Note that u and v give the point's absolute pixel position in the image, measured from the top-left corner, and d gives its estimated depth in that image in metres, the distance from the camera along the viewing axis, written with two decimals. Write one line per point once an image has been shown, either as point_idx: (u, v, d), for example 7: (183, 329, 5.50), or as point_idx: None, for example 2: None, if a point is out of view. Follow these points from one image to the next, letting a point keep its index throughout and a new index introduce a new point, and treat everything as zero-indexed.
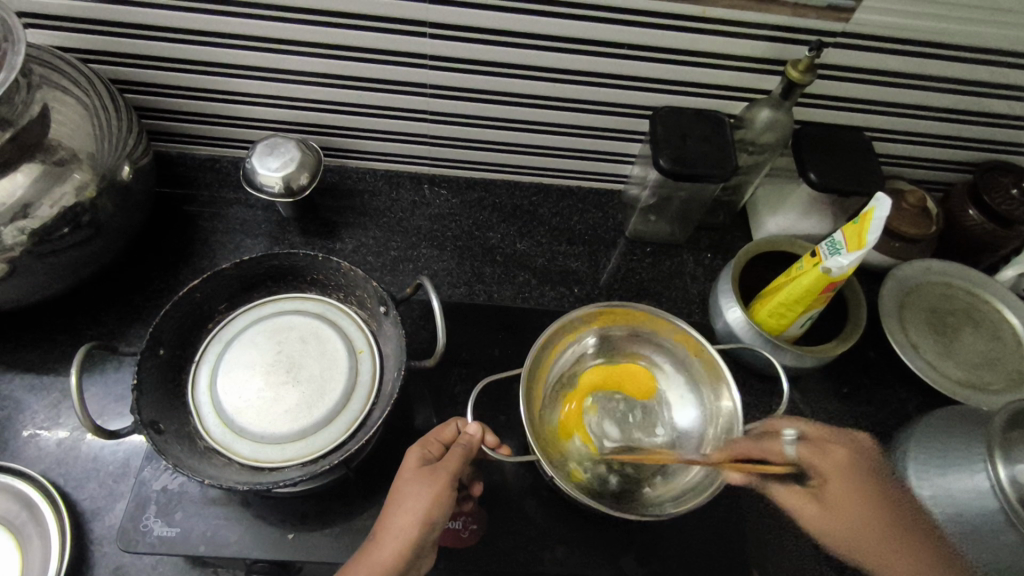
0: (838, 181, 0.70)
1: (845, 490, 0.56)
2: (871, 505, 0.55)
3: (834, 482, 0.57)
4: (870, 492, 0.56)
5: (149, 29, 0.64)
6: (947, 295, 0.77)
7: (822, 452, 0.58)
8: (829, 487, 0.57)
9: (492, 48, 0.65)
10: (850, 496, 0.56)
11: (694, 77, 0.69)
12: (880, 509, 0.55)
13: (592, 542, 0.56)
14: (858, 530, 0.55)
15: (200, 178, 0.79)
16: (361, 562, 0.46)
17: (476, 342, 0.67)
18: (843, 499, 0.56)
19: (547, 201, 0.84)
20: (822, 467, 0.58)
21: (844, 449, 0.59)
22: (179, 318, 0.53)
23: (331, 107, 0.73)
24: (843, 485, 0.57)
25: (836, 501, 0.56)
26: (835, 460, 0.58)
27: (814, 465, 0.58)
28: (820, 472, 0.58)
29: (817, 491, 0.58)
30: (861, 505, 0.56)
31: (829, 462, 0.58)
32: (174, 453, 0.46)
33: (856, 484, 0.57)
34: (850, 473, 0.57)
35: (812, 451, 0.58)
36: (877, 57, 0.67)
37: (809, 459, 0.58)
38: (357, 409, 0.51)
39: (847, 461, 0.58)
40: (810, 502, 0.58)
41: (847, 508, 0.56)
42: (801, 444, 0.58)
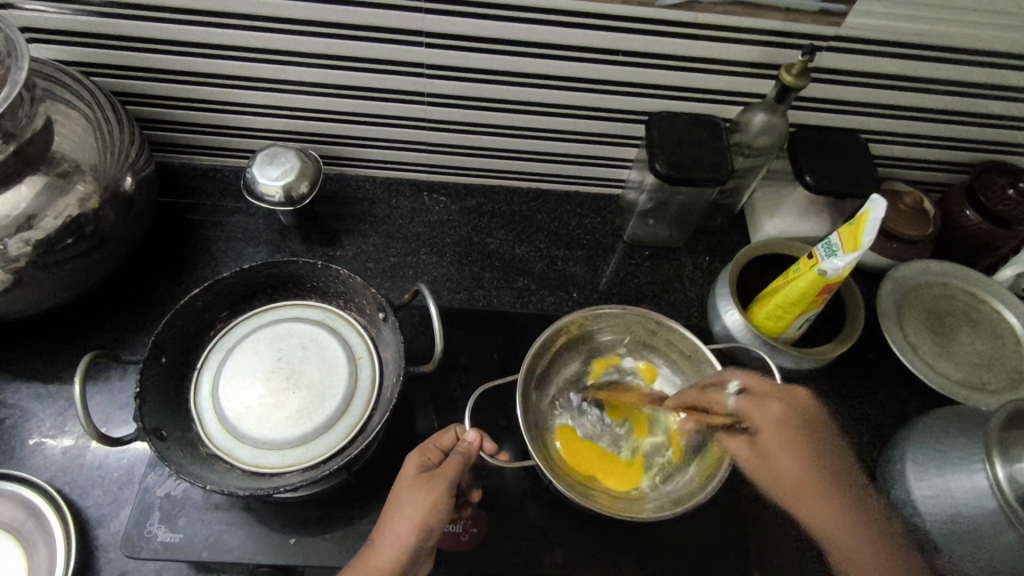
0: (834, 183, 0.70)
1: (779, 442, 0.57)
2: (809, 467, 0.56)
3: (769, 431, 0.57)
4: (807, 449, 0.57)
5: (150, 42, 0.65)
6: (946, 295, 0.77)
7: (760, 406, 0.57)
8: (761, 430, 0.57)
9: (488, 56, 0.66)
10: (786, 449, 0.56)
11: (689, 82, 0.70)
12: (806, 461, 0.56)
13: (591, 545, 0.57)
14: (802, 481, 0.55)
15: (202, 187, 0.80)
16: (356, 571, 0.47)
17: (475, 347, 0.67)
18: (776, 449, 0.56)
19: (546, 206, 0.85)
20: (757, 419, 0.57)
21: (785, 400, 0.58)
22: (181, 326, 0.53)
23: (330, 117, 0.74)
24: (781, 436, 0.57)
25: (774, 452, 0.57)
26: (770, 415, 0.57)
27: (754, 417, 0.57)
28: (757, 421, 0.57)
29: (755, 440, 0.58)
30: (794, 459, 0.56)
31: (769, 416, 0.57)
32: (177, 459, 0.47)
33: (795, 436, 0.57)
34: (791, 422, 0.57)
35: (751, 404, 0.58)
36: (871, 60, 0.67)
37: (748, 411, 0.58)
38: (357, 415, 0.52)
39: (784, 413, 0.57)
40: (744, 444, 0.58)
41: (787, 457, 0.56)
42: (744, 398, 0.58)
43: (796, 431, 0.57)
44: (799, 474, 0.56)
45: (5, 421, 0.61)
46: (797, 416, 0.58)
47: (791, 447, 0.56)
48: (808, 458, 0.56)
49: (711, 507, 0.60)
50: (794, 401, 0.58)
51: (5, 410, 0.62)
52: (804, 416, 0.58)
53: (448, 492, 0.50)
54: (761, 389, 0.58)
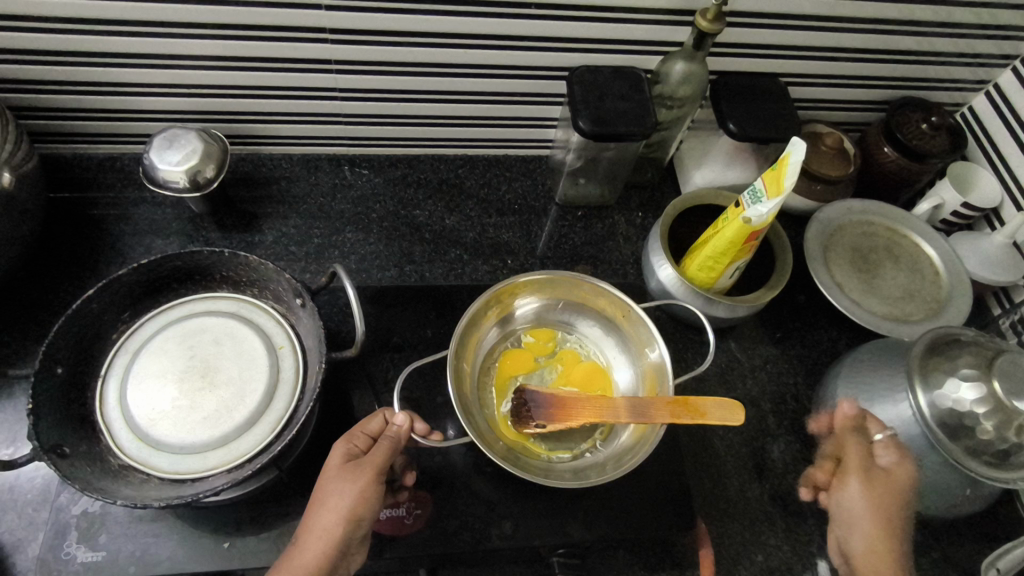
0: (756, 128, 0.70)
1: (869, 496, 0.56)
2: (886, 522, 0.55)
3: (859, 490, 0.57)
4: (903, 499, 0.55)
5: (14, 20, 0.58)
6: (867, 233, 0.79)
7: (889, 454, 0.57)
8: (854, 486, 0.57)
9: (397, 17, 0.63)
10: (882, 510, 0.55)
11: (606, 33, 0.68)
12: (880, 514, 0.55)
13: (538, 513, 0.56)
14: (878, 546, 0.55)
15: (99, 179, 0.74)
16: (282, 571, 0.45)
17: (408, 325, 0.65)
18: (875, 503, 0.55)
19: (474, 172, 0.83)
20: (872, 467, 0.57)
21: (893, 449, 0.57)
22: (76, 332, 0.49)
23: (233, 93, 0.69)
24: (873, 490, 0.56)
25: (870, 507, 0.56)
26: (878, 468, 0.57)
27: (889, 464, 0.56)
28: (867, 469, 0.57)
29: (857, 488, 0.57)
30: (871, 512, 0.55)
31: (890, 461, 0.56)
32: (83, 476, 0.44)
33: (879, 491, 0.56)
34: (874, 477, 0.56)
35: (891, 447, 0.57)
36: (783, 1, 0.67)
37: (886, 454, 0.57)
38: (282, 408, 0.49)
39: (875, 474, 0.56)
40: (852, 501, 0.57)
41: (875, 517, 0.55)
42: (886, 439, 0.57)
43: (884, 492, 0.56)
44: (876, 532, 0.55)
45: None
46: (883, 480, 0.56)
47: (895, 503, 0.56)
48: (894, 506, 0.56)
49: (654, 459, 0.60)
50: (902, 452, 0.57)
51: None
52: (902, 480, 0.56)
53: (376, 478, 0.48)
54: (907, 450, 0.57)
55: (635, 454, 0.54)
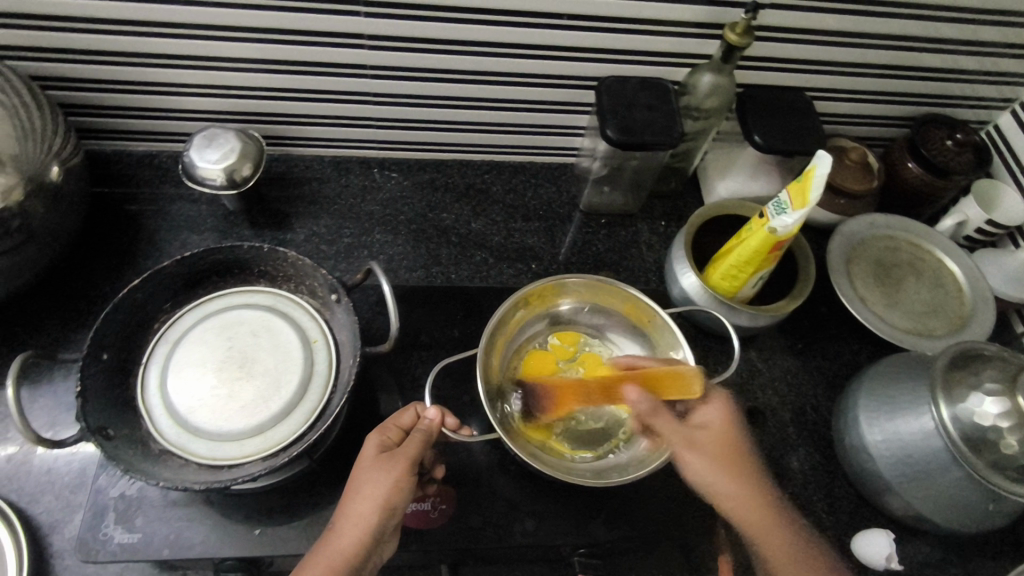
0: (782, 140, 0.71)
1: (728, 441, 0.55)
2: (747, 466, 0.55)
3: (721, 431, 0.56)
4: (747, 451, 0.56)
5: (68, 21, 0.61)
6: (890, 247, 0.79)
7: (711, 407, 0.57)
8: (715, 435, 0.55)
9: (432, 24, 0.64)
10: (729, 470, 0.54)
11: (636, 44, 0.69)
12: (746, 459, 0.55)
13: (561, 512, 0.57)
14: (742, 495, 0.53)
15: (138, 175, 0.76)
16: (318, 556, 0.46)
17: (435, 325, 0.66)
18: (724, 453, 0.55)
19: (500, 178, 0.84)
20: (706, 419, 0.57)
21: (732, 409, 0.58)
22: (121, 320, 0.51)
23: (270, 94, 0.71)
24: (729, 438, 0.56)
25: (721, 453, 0.55)
26: (720, 418, 0.57)
27: (705, 419, 0.57)
28: (716, 420, 0.57)
29: (701, 439, 0.55)
30: (737, 456, 0.55)
31: (717, 419, 0.57)
32: (127, 458, 0.45)
33: (739, 440, 0.56)
34: (736, 429, 0.56)
35: (704, 407, 0.57)
36: (811, 16, 0.68)
37: (702, 412, 0.57)
38: (315, 399, 0.51)
39: (734, 422, 0.57)
40: (693, 445, 0.54)
41: (730, 462, 0.54)
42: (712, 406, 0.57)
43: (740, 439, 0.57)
44: (741, 477, 0.54)
45: None
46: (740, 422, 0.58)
47: (736, 454, 0.55)
48: (748, 456, 0.56)
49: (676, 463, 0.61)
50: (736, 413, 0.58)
51: None
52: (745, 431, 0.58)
53: (410, 469, 0.49)
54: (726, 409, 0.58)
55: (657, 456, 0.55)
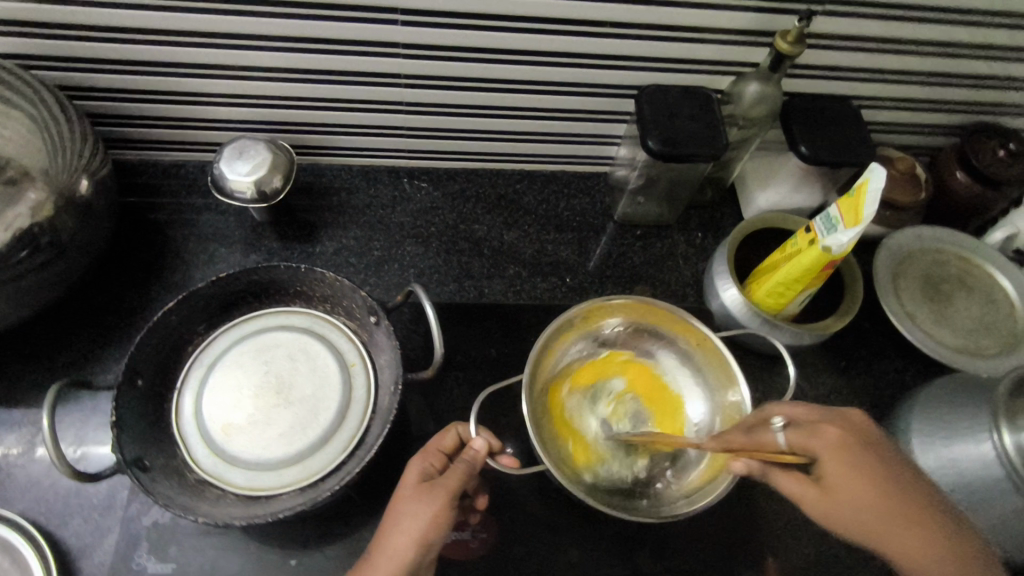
0: (831, 153, 0.69)
1: (851, 477, 0.44)
2: (889, 501, 0.43)
3: (835, 469, 0.44)
4: (879, 473, 0.44)
5: (100, 31, 0.60)
6: (939, 262, 0.77)
7: (811, 435, 0.46)
8: (832, 473, 0.44)
9: (469, 33, 0.62)
10: (872, 486, 0.43)
11: (680, 52, 0.67)
12: (886, 491, 0.43)
13: (608, 544, 0.54)
14: (889, 521, 0.43)
15: (165, 186, 0.75)
16: None
17: (470, 343, 0.64)
18: (849, 489, 0.43)
19: (532, 188, 0.82)
20: (815, 452, 0.45)
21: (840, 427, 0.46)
22: (156, 344, 0.49)
23: (302, 104, 0.69)
24: (848, 464, 0.44)
25: (841, 489, 0.44)
26: (829, 443, 0.45)
27: (808, 448, 0.45)
28: (826, 444, 0.45)
29: (818, 475, 0.45)
30: (867, 486, 0.43)
31: (827, 448, 0.45)
32: (164, 490, 0.44)
33: (866, 468, 0.44)
34: (855, 454, 0.44)
35: (802, 436, 0.46)
36: (864, 23, 0.65)
37: (802, 443, 0.45)
38: (355, 427, 0.49)
39: (847, 443, 0.45)
40: (808, 486, 0.45)
41: (864, 505, 0.43)
42: (790, 430, 0.47)
43: (866, 457, 0.45)
44: (883, 513, 0.43)
45: None
46: (858, 441, 0.45)
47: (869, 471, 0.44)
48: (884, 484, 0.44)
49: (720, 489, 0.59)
50: (850, 427, 0.46)
51: None
52: (871, 446, 0.45)
53: (449, 502, 0.47)
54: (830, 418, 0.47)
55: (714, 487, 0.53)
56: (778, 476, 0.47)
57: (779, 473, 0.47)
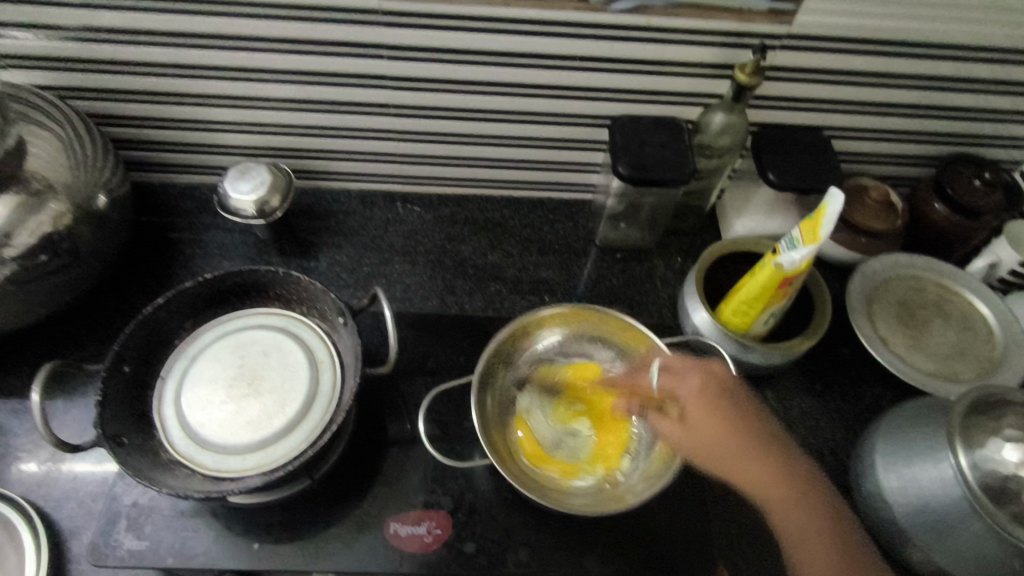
0: (798, 179, 0.71)
1: (701, 413, 0.59)
2: (732, 428, 0.58)
3: (694, 404, 0.59)
4: (729, 412, 0.59)
5: (124, 64, 0.67)
6: (916, 288, 0.77)
7: (681, 378, 0.61)
8: (687, 403, 0.59)
9: (450, 66, 0.68)
10: (708, 423, 0.58)
11: (649, 85, 0.71)
12: (727, 421, 0.58)
13: (557, 544, 0.58)
14: (741, 456, 0.58)
15: (180, 205, 0.82)
16: None
17: (443, 352, 0.70)
18: (702, 420, 0.59)
19: (518, 213, 0.86)
20: (682, 393, 0.60)
21: (704, 374, 0.60)
22: (144, 336, 0.57)
23: (303, 131, 0.76)
24: (709, 407, 0.59)
25: (696, 422, 0.59)
26: (691, 387, 0.60)
27: (676, 390, 0.61)
28: (693, 386, 0.60)
29: (682, 413, 0.60)
30: (713, 421, 0.58)
31: (689, 392, 0.60)
32: (136, 465, 0.50)
33: (721, 404, 0.59)
34: (709, 390, 0.59)
35: (673, 379, 0.61)
36: (825, 57, 0.68)
37: (672, 386, 0.61)
38: (318, 417, 0.54)
39: (706, 389, 0.59)
40: (673, 421, 0.59)
41: (708, 428, 0.58)
42: (665, 375, 0.62)
43: (717, 401, 0.59)
44: (727, 438, 0.58)
45: None
46: (718, 386, 0.60)
47: (722, 420, 0.58)
48: (737, 424, 0.59)
49: (662, 499, 0.61)
50: (714, 376, 0.60)
51: None
52: (733, 390, 0.60)
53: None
54: (711, 377, 0.60)
55: (653, 486, 0.57)
56: (655, 416, 0.60)
57: (654, 415, 0.60)
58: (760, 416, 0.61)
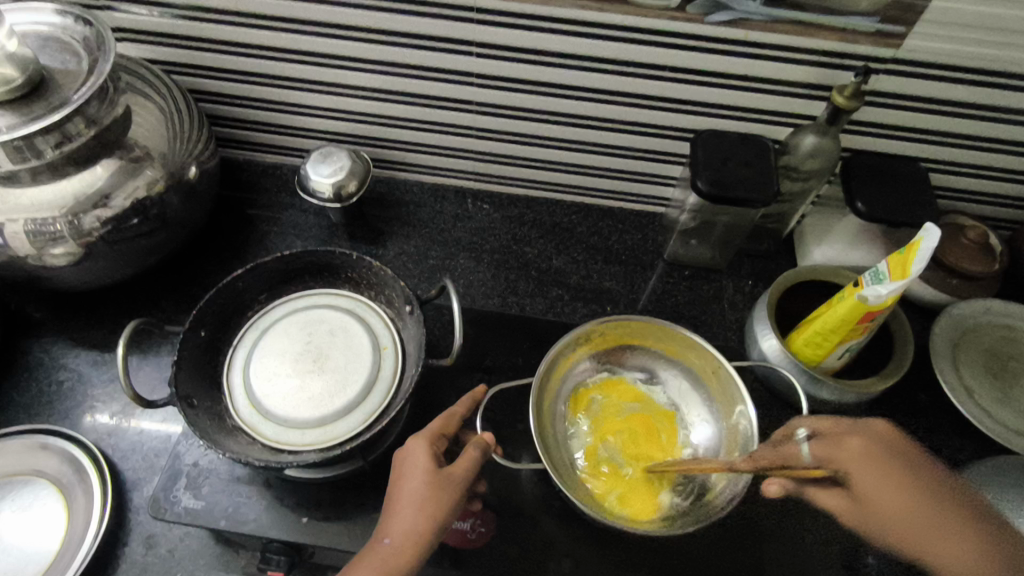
0: (888, 211, 0.67)
1: (880, 480, 0.49)
2: (916, 494, 0.48)
3: (860, 469, 0.50)
4: (908, 478, 0.49)
5: (226, 44, 0.70)
6: (1009, 338, 0.71)
7: (835, 445, 0.52)
8: (857, 474, 0.50)
9: (536, 68, 0.68)
10: (885, 477, 0.49)
11: (737, 101, 0.69)
12: (908, 488, 0.48)
13: (598, 557, 0.57)
14: (932, 519, 0.47)
15: (261, 183, 0.85)
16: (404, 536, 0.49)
17: (501, 351, 0.70)
18: (883, 491, 0.49)
19: (587, 220, 0.85)
20: (836, 460, 0.52)
21: (866, 438, 0.51)
22: (222, 304, 0.60)
23: (385, 121, 0.77)
24: (882, 470, 0.49)
25: (870, 488, 0.49)
26: (852, 452, 0.51)
27: (829, 458, 0.52)
28: (854, 445, 0.51)
29: (850, 488, 0.51)
30: (890, 487, 0.49)
31: (846, 454, 0.51)
32: (204, 427, 0.52)
33: (891, 465, 0.50)
34: (881, 454, 0.50)
35: (825, 446, 0.52)
36: (932, 85, 0.64)
37: (826, 452, 0.52)
38: (376, 401, 0.56)
39: (867, 450, 0.50)
40: (844, 497, 0.52)
41: (896, 499, 0.48)
42: (817, 441, 0.53)
43: (892, 462, 0.50)
44: (927, 509, 0.47)
45: (64, 382, 0.67)
46: (887, 450, 0.50)
47: (900, 474, 0.49)
48: (922, 489, 0.48)
49: (712, 529, 0.59)
50: (879, 438, 0.51)
51: (65, 373, 0.68)
52: (891, 452, 0.50)
53: (462, 483, 0.52)
54: (870, 442, 0.51)
55: (710, 513, 0.55)
56: (819, 492, 0.53)
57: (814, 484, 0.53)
58: (943, 485, 0.49)
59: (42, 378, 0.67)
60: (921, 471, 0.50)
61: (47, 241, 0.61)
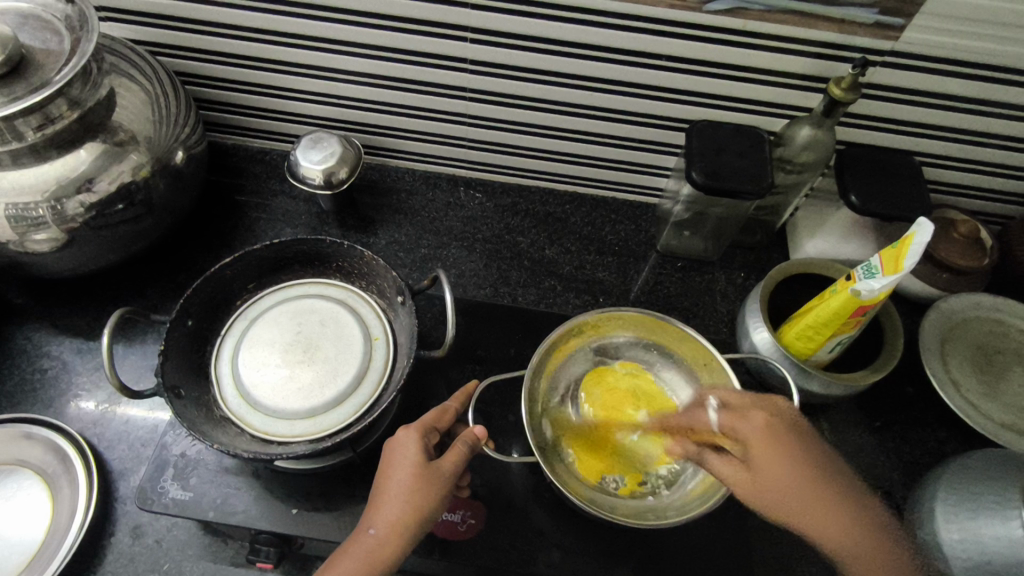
0: (882, 205, 0.67)
1: (772, 451, 0.50)
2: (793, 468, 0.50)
3: (757, 441, 0.51)
4: (796, 453, 0.51)
5: (214, 26, 0.69)
6: (997, 332, 0.72)
7: (743, 417, 0.53)
8: (751, 442, 0.51)
9: (531, 55, 0.67)
10: (779, 446, 0.51)
11: (733, 91, 0.68)
12: (808, 470, 0.50)
13: (588, 548, 0.57)
14: (792, 489, 0.49)
15: (249, 168, 0.83)
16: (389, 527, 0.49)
17: (493, 341, 0.69)
18: (769, 459, 0.50)
19: (580, 210, 0.85)
20: (743, 432, 0.52)
21: (769, 412, 0.53)
22: (210, 293, 0.59)
23: (377, 107, 0.76)
24: (769, 449, 0.50)
25: (765, 466, 0.50)
26: (757, 425, 0.52)
27: (736, 428, 0.53)
28: (756, 418, 0.53)
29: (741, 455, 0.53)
30: (794, 467, 0.50)
31: (749, 427, 0.52)
32: (191, 418, 0.52)
33: (793, 448, 0.51)
34: (776, 431, 0.51)
35: (734, 417, 0.53)
36: (928, 78, 0.64)
37: (730, 423, 0.53)
38: (367, 392, 0.55)
39: (773, 429, 0.51)
40: (734, 464, 0.52)
41: (779, 469, 0.50)
42: (724, 410, 0.54)
43: (786, 438, 0.51)
44: (799, 478, 0.49)
45: (48, 371, 0.66)
46: (787, 425, 0.52)
47: (779, 449, 0.50)
48: (808, 470, 0.50)
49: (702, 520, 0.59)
50: (775, 411, 0.53)
51: (49, 361, 0.66)
52: (792, 429, 0.52)
53: (450, 476, 0.51)
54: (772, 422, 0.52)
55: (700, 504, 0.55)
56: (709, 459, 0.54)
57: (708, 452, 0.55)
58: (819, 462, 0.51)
59: (25, 366, 0.66)
60: (813, 450, 0.52)
61: (29, 226, 0.59)
